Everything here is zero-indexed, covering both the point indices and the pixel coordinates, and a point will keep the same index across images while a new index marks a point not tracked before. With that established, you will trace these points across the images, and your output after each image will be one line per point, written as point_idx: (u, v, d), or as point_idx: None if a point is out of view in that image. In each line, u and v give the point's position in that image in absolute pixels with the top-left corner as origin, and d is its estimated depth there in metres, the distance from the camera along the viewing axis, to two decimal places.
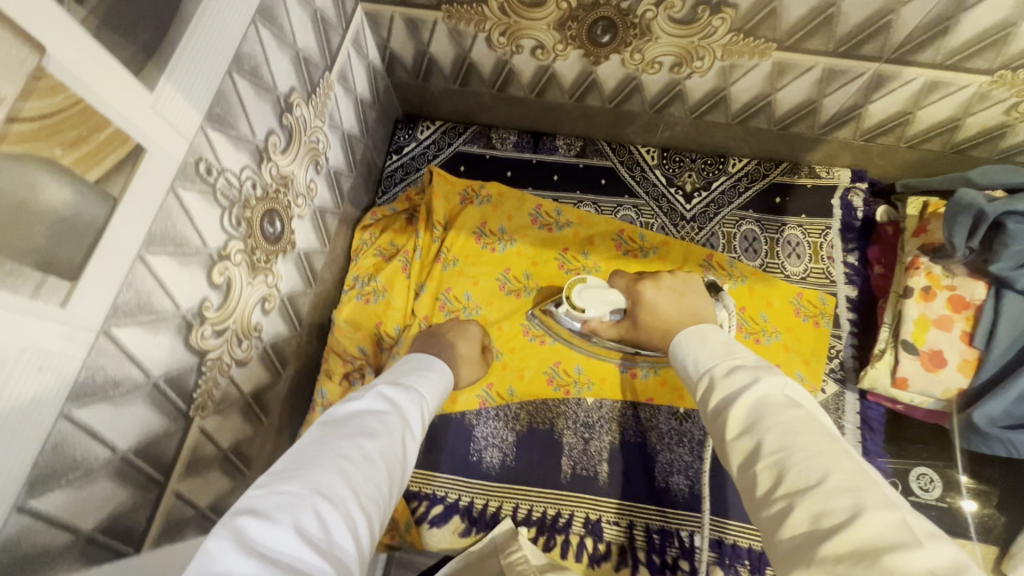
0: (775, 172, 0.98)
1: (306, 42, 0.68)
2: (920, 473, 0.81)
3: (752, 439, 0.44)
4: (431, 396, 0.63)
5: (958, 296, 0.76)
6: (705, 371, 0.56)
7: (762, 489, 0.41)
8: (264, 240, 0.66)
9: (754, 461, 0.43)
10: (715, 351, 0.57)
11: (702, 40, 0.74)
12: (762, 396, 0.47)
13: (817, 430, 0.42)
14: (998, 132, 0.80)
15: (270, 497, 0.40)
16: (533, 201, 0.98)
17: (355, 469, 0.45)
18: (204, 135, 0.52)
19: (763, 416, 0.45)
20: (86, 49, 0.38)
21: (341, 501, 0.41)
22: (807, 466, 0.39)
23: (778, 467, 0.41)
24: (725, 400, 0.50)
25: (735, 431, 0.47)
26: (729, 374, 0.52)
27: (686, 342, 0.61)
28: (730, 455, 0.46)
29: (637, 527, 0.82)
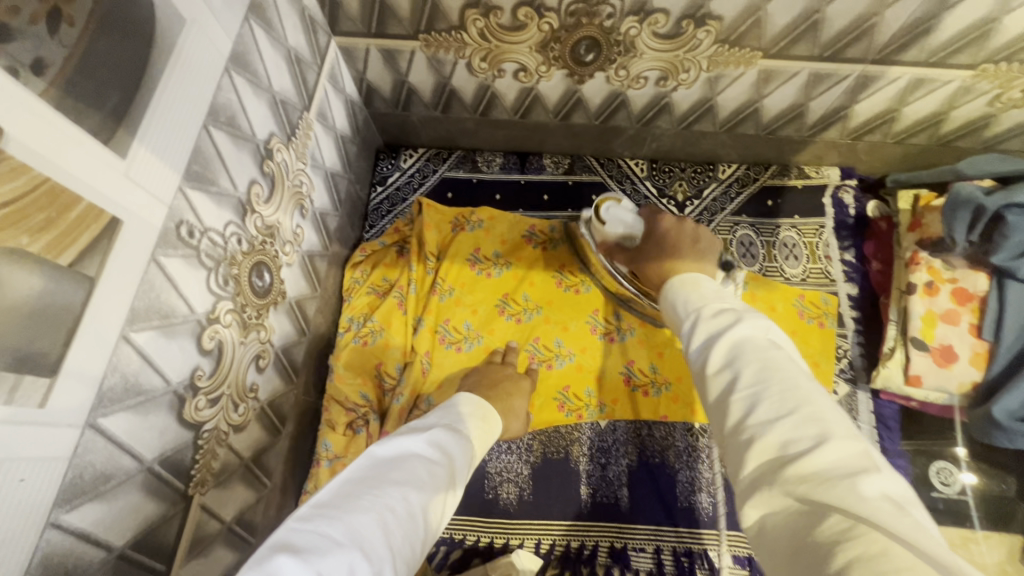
0: (765, 175, 0.98)
1: (282, 84, 0.65)
2: (940, 468, 0.81)
3: (729, 373, 0.45)
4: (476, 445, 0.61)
5: (961, 288, 0.76)
6: (694, 307, 0.54)
7: (736, 418, 0.42)
8: (253, 295, 0.62)
9: (728, 395, 0.43)
10: (707, 294, 0.56)
11: (687, 53, 0.73)
12: (743, 335, 0.47)
13: (791, 367, 0.43)
14: (982, 123, 0.81)
15: (311, 536, 0.38)
16: (525, 222, 0.97)
17: (396, 523, 0.43)
18: (183, 197, 0.49)
19: (743, 351, 0.45)
20: (49, 123, 0.35)
21: (376, 559, 0.39)
22: (780, 399, 0.40)
23: (752, 399, 0.41)
24: (709, 336, 0.50)
25: (715, 364, 0.47)
26: (714, 314, 0.52)
27: (677, 286, 0.60)
28: (707, 389, 0.47)
29: (665, 551, 0.79)
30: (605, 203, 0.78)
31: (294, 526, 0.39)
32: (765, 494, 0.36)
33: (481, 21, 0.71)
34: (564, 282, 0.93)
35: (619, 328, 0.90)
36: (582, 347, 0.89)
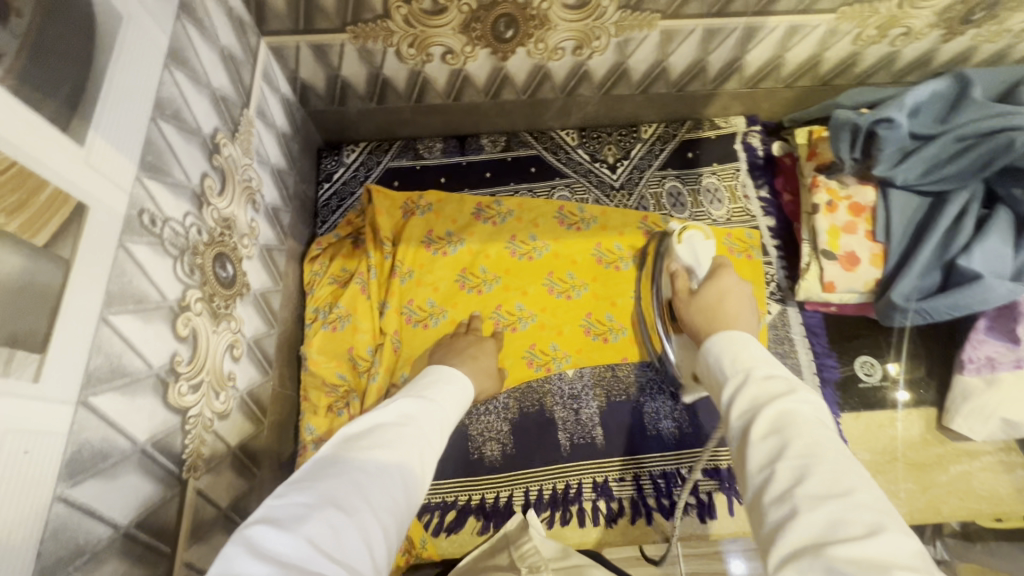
0: (682, 130, 1.08)
1: (219, 81, 0.67)
2: (863, 361, 0.94)
3: (777, 441, 0.43)
4: (449, 407, 0.65)
5: (855, 203, 0.88)
6: (742, 370, 0.52)
7: (782, 488, 0.40)
8: (219, 285, 0.64)
9: (772, 461, 0.42)
10: (757, 356, 0.54)
11: (595, 21, 0.81)
12: (797, 408, 0.45)
13: (841, 450, 0.42)
14: (852, 61, 0.94)
15: (287, 505, 0.44)
16: (472, 200, 1.03)
17: (367, 480, 0.48)
18: (142, 185, 0.51)
19: (795, 424, 0.44)
20: (8, 108, 0.37)
21: (353, 510, 0.44)
22: (832, 480, 0.39)
23: (802, 473, 0.40)
24: (754, 403, 0.48)
25: (756, 433, 0.45)
26: (761, 380, 0.50)
27: (725, 342, 0.58)
28: (748, 453, 0.44)
29: (643, 477, 0.86)
30: (689, 233, 0.87)
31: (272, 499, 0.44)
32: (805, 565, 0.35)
33: (404, 8, 0.76)
34: (517, 250, 0.99)
35: (574, 285, 0.97)
36: (542, 307, 0.96)
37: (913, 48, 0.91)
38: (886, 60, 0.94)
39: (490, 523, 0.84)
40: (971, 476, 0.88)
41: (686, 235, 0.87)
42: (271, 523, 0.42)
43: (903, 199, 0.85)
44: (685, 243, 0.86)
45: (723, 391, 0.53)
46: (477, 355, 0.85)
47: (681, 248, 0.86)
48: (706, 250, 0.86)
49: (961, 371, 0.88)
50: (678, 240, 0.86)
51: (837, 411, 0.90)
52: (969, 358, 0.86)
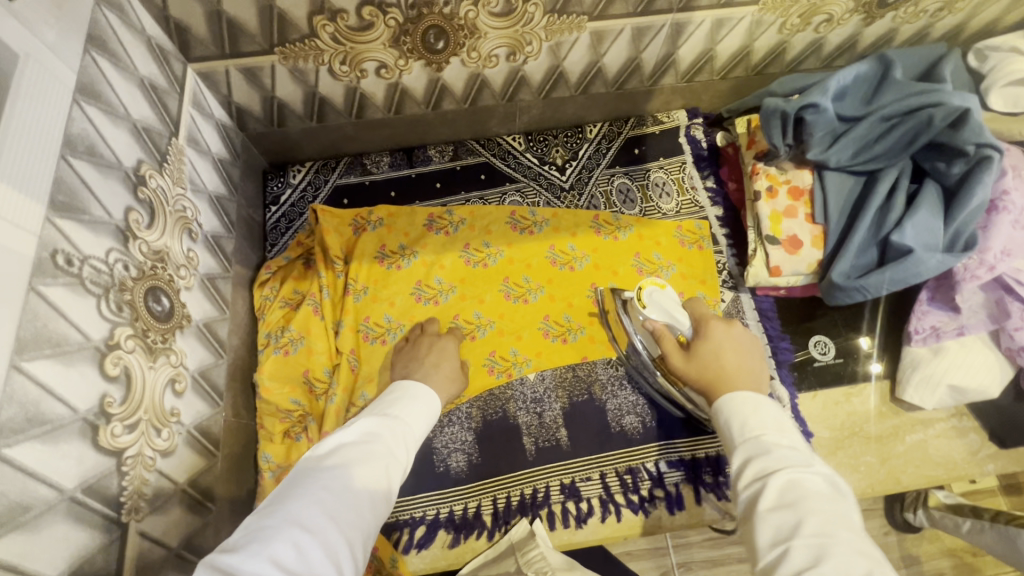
0: (626, 128, 1.09)
1: (141, 112, 0.65)
2: (817, 340, 0.96)
3: (791, 516, 0.47)
4: (414, 424, 0.66)
5: (794, 187, 0.90)
6: (752, 439, 0.56)
7: (798, 566, 0.44)
8: (154, 320, 0.62)
9: (788, 539, 0.46)
10: (766, 423, 0.58)
11: (525, 27, 0.82)
12: (807, 482, 0.50)
13: (852, 530, 0.46)
14: (780, 49, 0.96)
15: (253, 530, 0.46)
16: (424, 212, 1.03)
17: (331, 497, 0.50)
18: (53, 226, 0.50)
19: (805, 499, 0.48)
20: None
21: (317, 527, 0.47)
22: (847, 561, 0.43)
23: (818, 551, 0.44)
24: (765, 471, 0.52)
25: (769, 506, 0.49)
26: (772, 451, 0.54)
27: (736, 403, 0.62)
28: (762, 527, 0.48)
29: (609, 474, 0.87)
30: (649, 291, 0.82)
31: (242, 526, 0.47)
32: None
33: (330, 26, 0.76)
34: (471, 259, 1.00)
35: (530, 289, 0.98)
36: (500, 313, 0.96)
37: (837, 33, 0.94)
38: (814, 47, 0.97)
39: (459, 535, 0.84)
40: (927, 444, 0.91)
41: (647, 292, 0.82)
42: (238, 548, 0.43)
43: (839, 179, 0.87)
44: (650, 304, 0.81)
45: (734, 456, 0.56)
46: (438, 360, 0.85)
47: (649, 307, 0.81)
48: (672, 300, 0.82)
49: (910, 342, 0.90)
50: (644, 303, 0.81)
51: (793, 392, 0.92)
52: (916, 329, 0.88)
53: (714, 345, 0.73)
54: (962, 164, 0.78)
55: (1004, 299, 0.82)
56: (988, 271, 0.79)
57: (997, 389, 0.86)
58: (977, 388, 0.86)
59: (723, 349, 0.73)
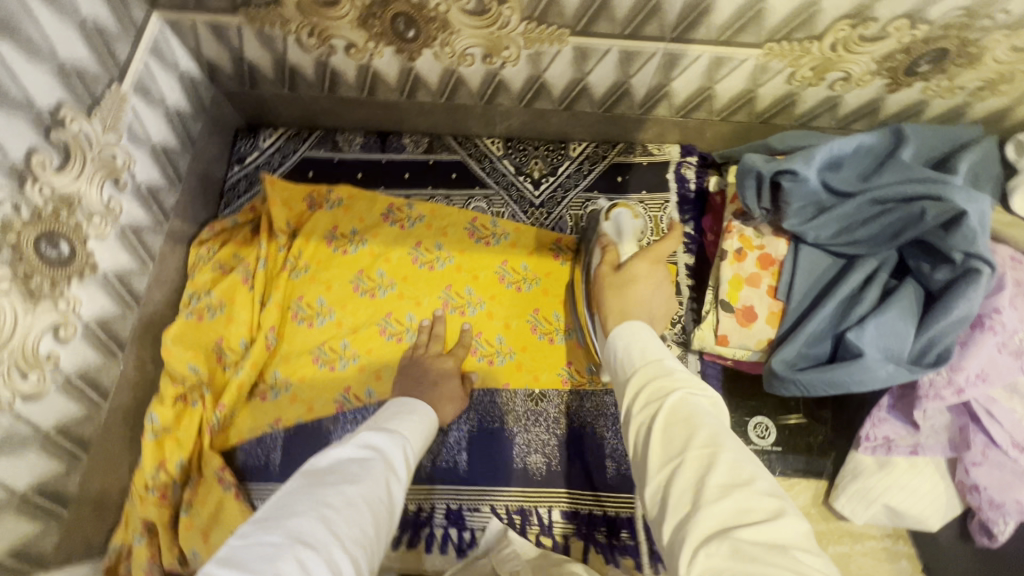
0: (613, 153, 1.03)
1: (74, 53, 0.64)
2: (758, 423, 0.88)
3: (683, 430, 0.42)
4: (411, 439, 0.66)
5: (765, 254, 0.82)
6: (651, 362, 0.50)
7: (689, 479, 0.39)
8: (44, 264, 0.62)
9: (679, 455, 0.41)
10: (662, 349, 0.52)
11: (501, 30, 0.76)
12: (698, 401, 0.44)
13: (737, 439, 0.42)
14: (789, 101, 0.87)
15: (251, 544, 0.43)
16: (384, 200, 0.99)
17: (336, 514, 0.47)
18: None
19: (694, 414, 0.43)
20: None
21: (320, 546, 0.44)
22: (731, 468, 0.39)
23: (707, 464, 0.40)
24: (660, 393, 0.46)
25: (658, 426, 0.44)
26: (671, 374, 0.48)
27: (628, 334, 0.56)
28: (655, 445, 0.43)
29: (498, 509, 0.83)
30: (618, 210, 0.86)
31: (238, 539, 0.44)
32: (714, 551, 0.35)
33: None
34: (419, 259, 0.97)
35: (470, 302, 0.94)
36: None
37: (856, 95, 0.84)
38: (828, 105, 0.87)
39: None
40: (850, 558, 0.84)
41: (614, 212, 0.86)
42: (239, 565, 0.41)
43: (813, 257, 0.78)
44: (613, 219, 0.85)
45: (629, 385, 0.49)
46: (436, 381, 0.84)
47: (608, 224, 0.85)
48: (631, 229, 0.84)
49: (858, 448, 0.80)
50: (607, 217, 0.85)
51: None
52: (867, 437, 0.77)
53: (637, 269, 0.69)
54: (947, 270, 0.68)
55: (968, 428, 0.73)
56: (954, 393, 0.69)
57: (938, 522, 0.79)
58: (917, 517, 0.78)
59: (644, 273, 0.69)
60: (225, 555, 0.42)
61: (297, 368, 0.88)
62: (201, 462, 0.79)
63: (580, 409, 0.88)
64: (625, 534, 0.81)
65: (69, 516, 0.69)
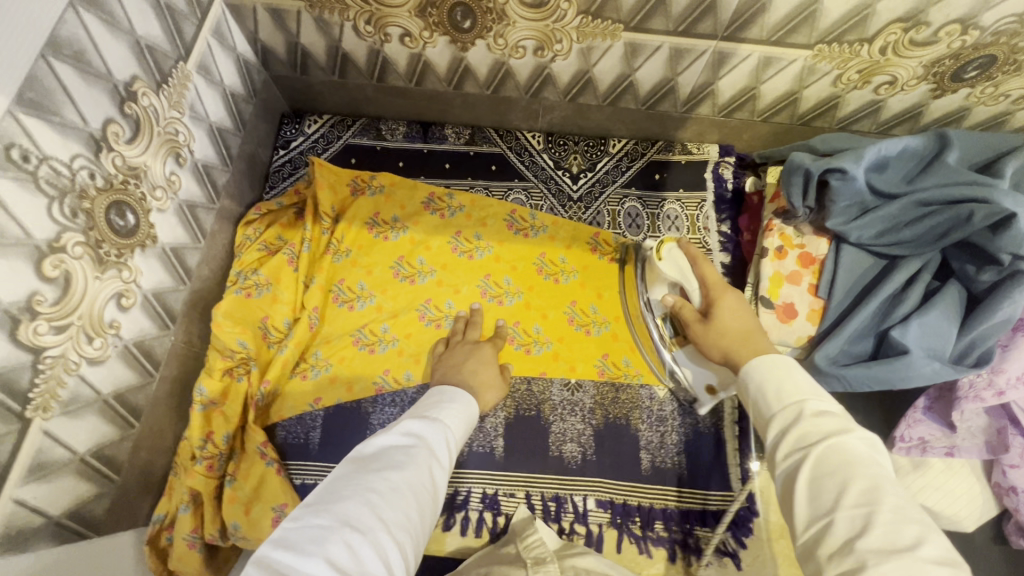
0: (652, 150, 1.04)
1: (149, 30, 0.66)
2: None
3: (835, 487, 0.42)
4: (456, 428, 0.65)
5: (806, 253, 0.83)
6: (794, 403, 0.49)
7: (843, 537, 0.39)
8: (112, 233, 0.64)
9: (831, 511, 0.41)
10: (803, 385, 0.51)
11: (556, 23, 0.78)
12: (853, 449, 0.43)
13: (897, 492, 0.41)
14: (832, 103, 0.88)
15: (303, 529, 0.45)
16: (425, 189, 1.01)
17: (381, 499, 0.49)
18: (14, 120, 0.50)
19: (849, 465, 0.42)
20: None
21: (367, 530, 0.45)
22: (890, 531, 0.38)
23: (863, 523, 0.39)
24: (803, 442, 0.46)
25: (804, 478, 0.44)
26: (813, 418, 0.47)
27: (764, 370, 0.54)
28: (801, 501, 0.43)
29: (534, 496, 0.84)
30: (669, 246, 0.81)
31: (291, 522, 0.46)
32: None
33: None
34: (459, 248, 0.98)
35: (508, 292, 0.96)
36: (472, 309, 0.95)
37: (899, 100, 0.86)
38: (871, 109, 0.88)
39: None
40: None
41: (667, 248, 0.81)
42: (291, 547, 0.43)
43: (855, 256, 0.79)
44: (667, 258, 0.80)
45: (772, 428, 0.49)
46: (475, 368, 0.84)
47: (664, 263, 0.81)
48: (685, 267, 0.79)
49: (892, 448, 0.80)
50: (659, 257, 0.81)
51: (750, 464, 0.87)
52: (902, 438, 0.78)
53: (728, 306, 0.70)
54: (993, 273, 0.69)
55: (1007, 430, 0.73)
56: (995, 396, 0.69)
57: (973, 523, 0.80)
58: (952, 517, 0.79)
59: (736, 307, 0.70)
60: (279, 537, 0.45)
61: (338, 349, 0.90)
62: (245, 437, 0.81)
63: (615, 400, 0.89)
64: (658, 526, 0.82)
65: (120, 482, 0.71)
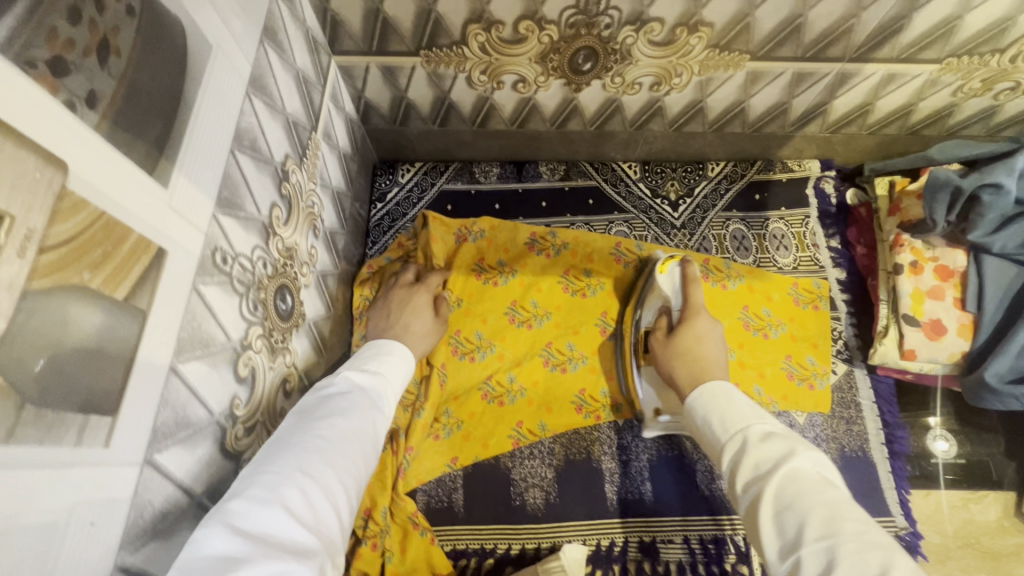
0: (751, 171, 1.03)
1: (293, 105, 0.64)
2: (936, 434, 0.88)
3: (794, 519, 0.46)
4: (396, 379, 0.66)
5: (942, 266, 0.82)
6: (737, 432, 0.58)
7: (815, 574, 0.42)
8: (278, 318, 0.61)
9: (798, 545, 0.45)
10: (744, 412, 0.60)
11: (680, 59, 0.76)
12: (801, 476, 0.49)
13: (851, 513, 0.45)
14: (947, 112, 0.88)
15: (255, 479, 0.46)
16: (526, 229, 0.98)
17: (327, 445, 0.51)
18: (217, 223, 0.48)
19: (798, 492, 0.48)
20: (116, 167, 0.35)
21: (318, 475, 0.48)
22: (857, 559, 0.41)
23: (829, 556, 0.42)
24: (757, 472, 0.52)
25: (769, 512, 0.48)
26: (757, 444, 0.55)
27: (707, 398, 0.65)
28: (770, 544, 0.47)
29: (693, 539, 0.82)
30: (674, 263, 0.87)
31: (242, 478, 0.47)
32: None
33: (483, 35, 0.73)
34: (570, 287, 0.95)
35: None
36: (593, 349, 0.92)
37: (1016, 103, 0.85)
38: (984, 114, 0.88)
39: None
40: None
41: (671, 265, 0.87)
42: (246, 497, 0.44)
43: (1001, 266, 0.78)
44: (669, 273, 0.86)
45: (726, 458, 0.57)
46: (406, 318, 0.81)
47: (664, 278, 0.86)
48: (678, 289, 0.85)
49: None
50: (664, 269, 0.86)
51: (906, 488, 0.85)
52: None
53: (697, 329, 0.78)
54: None
55: None
56: None
57: None
58: None
59: (704, 334, 0.77)
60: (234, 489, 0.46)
61: (467, 405, 0.88)
62: (399, 507, 0.78)
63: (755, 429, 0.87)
64: None
65: None
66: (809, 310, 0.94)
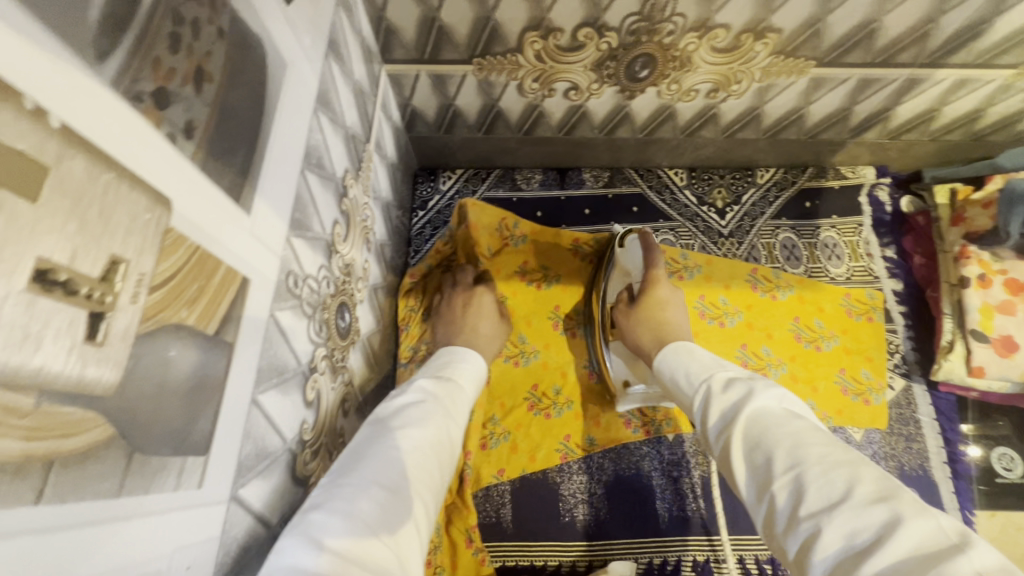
0: (803, 178, 1.00)
1: (352, 118, 0.63)
2: (1001, 454, 0.85)
3: (761, 455, 0.43)
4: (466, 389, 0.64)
5: (1013, 279, 0.79)
6: (704, 381, 0.55)
7: (788, 511, 0.39)
8: (339, 337, 0.60)
9: (768, 483, 0.41)
10: (709, 364, 0.58)
11: (742, 65, 0.74)
12: (764, 413, 0.46)
13: (816, 437, 0.42)
14: (1017, 117, 0.85)
15: (333, 491, 0.43)
16: (569, 235, 0.95)
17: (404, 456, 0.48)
18: (289, 245, 0.47)
19: (761, 428, 0.45)
20: (207, 199, 0.34)
21: (396, 488, 0.45)
22: (822, 483, 0.38)
23: (797, 486, 0.39)
24: (725, 415, 0.49)
25: (739, 454, 0.45)
26: (721, 389, 0.52)
27: (675, 356, 0.63)
28: (747, 488, 0.44)
29: (748, 559, 0.80)
30: (631, 237, 0.86)
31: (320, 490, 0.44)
32: None
33: (539, 43, 0.71)
34: None
35: None
36: None
37: None
38: None
39: None
40: None
41: (629, 239, 0.86)
42: (327, 508, 0.41)
43: None
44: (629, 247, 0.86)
45: (696, 410, 0.54)
46: (473, 316, 0.80)
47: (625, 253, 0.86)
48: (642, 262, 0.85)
49: None
50: (621, 244, 0.86)
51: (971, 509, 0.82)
52: None
53: (659, 294, 0.77)
54: None
55: None
56: None
57: None
58: None
59: (666, 300, 0.76)
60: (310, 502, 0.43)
61: (515, 415, 0.86)
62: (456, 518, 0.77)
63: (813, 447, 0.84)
64: None
65: None
66: (862, 321, 0.90)
